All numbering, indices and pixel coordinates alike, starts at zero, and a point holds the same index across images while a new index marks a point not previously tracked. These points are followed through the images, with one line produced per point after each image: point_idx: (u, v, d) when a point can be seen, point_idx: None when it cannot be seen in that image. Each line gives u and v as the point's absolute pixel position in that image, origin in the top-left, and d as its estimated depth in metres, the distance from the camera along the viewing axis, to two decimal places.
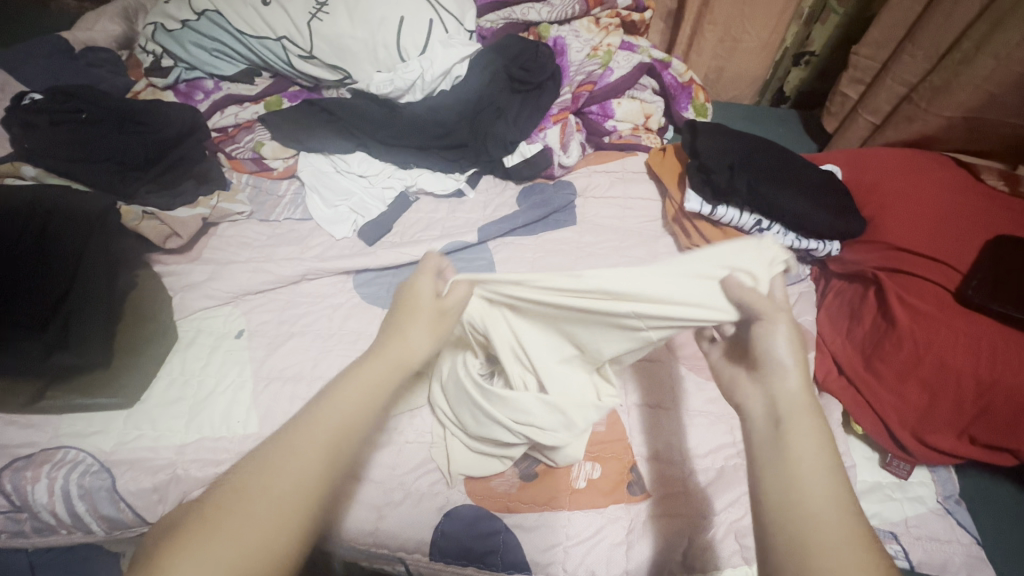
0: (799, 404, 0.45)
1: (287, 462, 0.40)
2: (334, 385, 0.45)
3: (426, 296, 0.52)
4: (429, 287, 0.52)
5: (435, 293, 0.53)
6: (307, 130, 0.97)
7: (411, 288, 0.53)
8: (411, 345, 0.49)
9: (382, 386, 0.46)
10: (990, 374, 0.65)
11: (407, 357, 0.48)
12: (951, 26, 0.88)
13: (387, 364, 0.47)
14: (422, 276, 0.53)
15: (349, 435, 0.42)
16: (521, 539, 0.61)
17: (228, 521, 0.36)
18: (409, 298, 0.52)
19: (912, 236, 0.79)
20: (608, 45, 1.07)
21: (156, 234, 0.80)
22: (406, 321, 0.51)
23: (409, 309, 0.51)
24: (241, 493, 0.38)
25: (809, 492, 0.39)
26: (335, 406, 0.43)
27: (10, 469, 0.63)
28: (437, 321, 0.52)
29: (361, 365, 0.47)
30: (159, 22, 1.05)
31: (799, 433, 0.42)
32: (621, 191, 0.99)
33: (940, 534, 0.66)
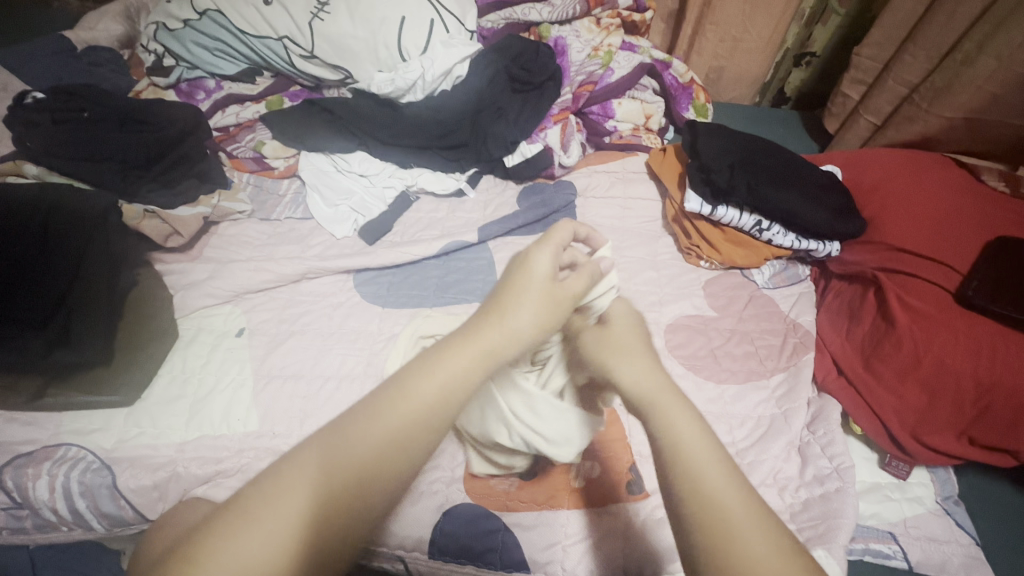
0: (657, 385, 0.45)
1: (341, 453, 0.41)
2: (412, 370, 0.44)
3: (541, 276, 0.48)
4: (546, 266, 0.49)
5: (551, 279, 0.48)
6: (309, 130, 0.98)
7: (529, 264, 0.49)
8: (507, 332, 0.46)
9: (464, 379, 0.44)
10: (990, 375, 0.65)
11: (499, 348, 0.46)
12: (952, 27, 0.88)
13: (476, 355, 0.45)
14: (545, 251, 0.50)
15: (411, 433, 0.42)
16: (520, 537, 0.61)
17: (276, 505, 0.38)
18: (522, 278, 0.48)
19: (912, 236, 0.79)
20: (608, 45, 1.07)
21: (157, 232, 0.81)
22: (511, 300, 0.47)
23: (518, 290, 0.48)
24: (293, 475, 0.40)
25: (709, 483, 0.39)
26: (407, 400, 0.43)
27: (10, 466, 0.63)
28: (544, 309, 0.47)
29: (449, 349, 0.45)
30: (162, 22, 1.06)
31: (669, 418, 0.42)
32: (621, 191, 0.99)
33: (939, 535, 0.66)
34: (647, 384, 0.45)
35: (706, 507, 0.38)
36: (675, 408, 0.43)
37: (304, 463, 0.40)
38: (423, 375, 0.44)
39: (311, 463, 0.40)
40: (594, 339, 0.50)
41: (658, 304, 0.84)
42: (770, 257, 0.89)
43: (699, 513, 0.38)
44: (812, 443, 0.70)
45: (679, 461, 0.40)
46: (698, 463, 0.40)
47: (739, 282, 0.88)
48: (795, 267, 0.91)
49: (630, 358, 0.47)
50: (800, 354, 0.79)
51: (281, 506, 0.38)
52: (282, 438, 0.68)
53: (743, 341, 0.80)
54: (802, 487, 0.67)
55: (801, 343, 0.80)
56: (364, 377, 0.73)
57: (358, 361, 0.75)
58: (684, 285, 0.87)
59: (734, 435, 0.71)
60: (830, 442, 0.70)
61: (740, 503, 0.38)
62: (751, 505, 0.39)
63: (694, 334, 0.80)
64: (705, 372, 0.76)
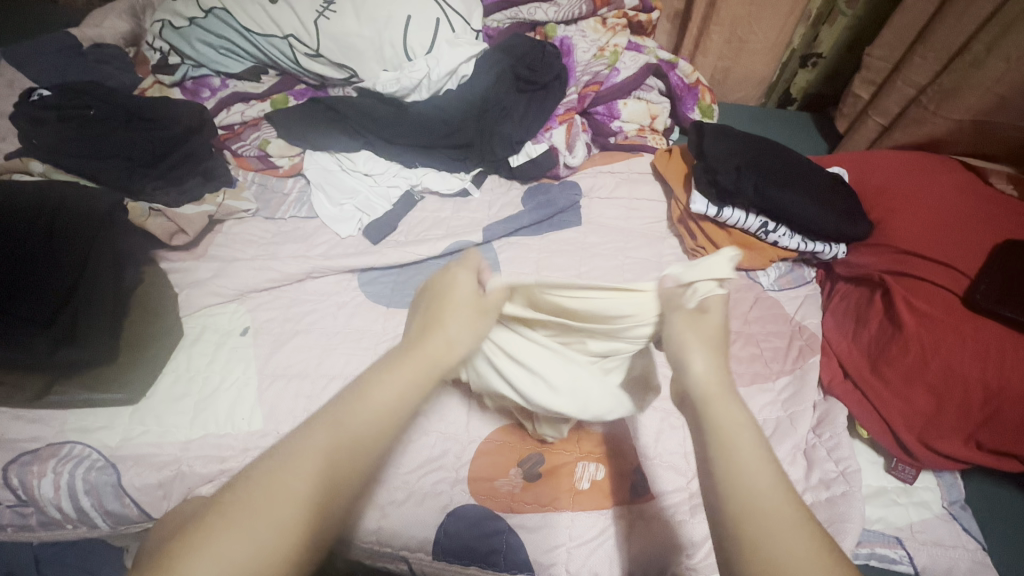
0: (715, 381, 0.45)
1: (316, 455, 0.40)
2: (365, 383, 0.44)
3: (466, 291, 0.51)
4: (469, 282, 0.52)
5: (477, 295, 0.51)
6: (313, 128, 0.97)
7: (452, 281, 0.52)
8: (443, 338, 0.48)
9: (410, 387, 0.45)
10: (998, 380, 0.65)
11: (440, 357, 0.48)
12: (961, 28, 0.88)
13: (421, 360, 0.47)
14: (463, 269, 0.53)
15: (374, 437, 0.42)
16: (524, 539, 0.61)
17: (265, 505, 0.37)
18: (449, 294, 0.51)
19: (921, 241, 0.78)
20: (614, 45, 1.07)
21: (162, 231, 0.81)
22: (447, 314, 0.50)
23: (448, 302, 0.51)
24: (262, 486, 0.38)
25: (754, 482, 0.39)
26: (362, 408, 0.43)
27: (15, 464, 0.63)
28: (472, 317, 0.50)
29: (400, 358, 0.46)
30: (167, 20, 1.06)
31: (724, 411, 0.43)
32: (627, 192, 0.99)
33: (945, 540, 0.66)
34: (714, 379, 0.45)
35: (747, 500, 0.38)
36: (731, 403, 0.44)
37: (276, 472, 0.39)
38: (384, 386, 0.44)
39: (280, 470, 0.39)
40: (686, 320, 0.50)
41: None
42: (776, 259, 0.88)
43: (741, 508, 0.38)
44: (818, 446, 0.70)
45: (727, 450, 0.40)
46: (745, 459, 0.40)
47: (744, 283, 0.88)
48: (800, 269, 0.91)
49: (704, 347, 0.47)
50: (805, 357, 0.79)
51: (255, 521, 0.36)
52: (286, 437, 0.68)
53: (748, 343, 0.80)
54: (808, 491, 0.66)
55: (806, 345, 0.80)
56: None
57: (362, 360, 0.75)
58: None
59: None
60: (836, 446, 0.69)
61: (782, 502, 0.38)
62: (794, 506, 0.38)
63: None
64: None
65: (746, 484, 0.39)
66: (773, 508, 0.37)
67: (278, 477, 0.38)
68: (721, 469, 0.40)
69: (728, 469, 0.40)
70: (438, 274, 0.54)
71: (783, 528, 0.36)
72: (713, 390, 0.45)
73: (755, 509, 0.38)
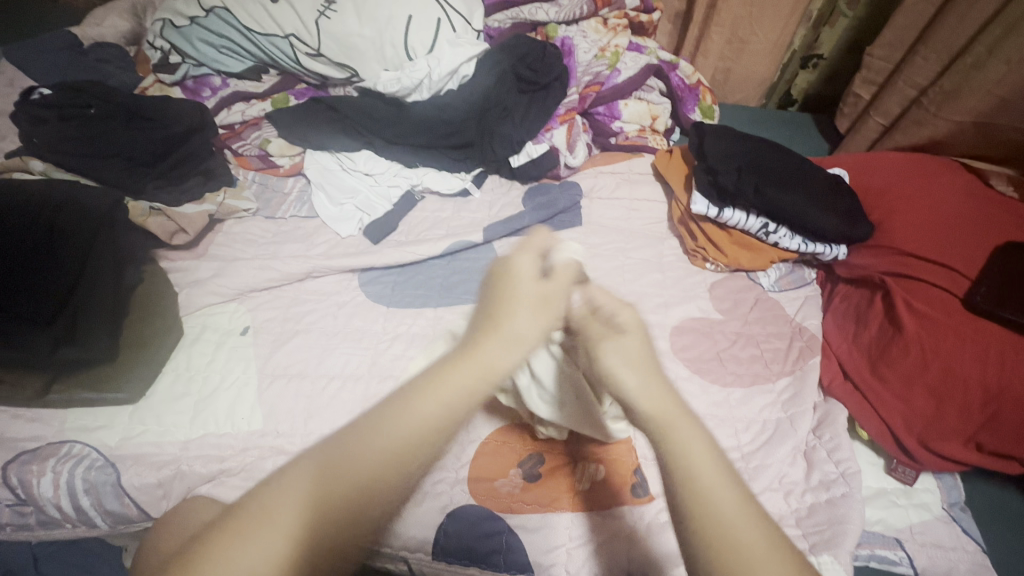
0: (672, 408, 0.43)
1: (344, 452, 0.39)
2: (416, 387, 0.43)
3: (527, 279, 0.50)
4: (530, 270, 0.51)
5: (538, 282, 0.51)
6: (314, 127, 0.97)
7: (513, 269, 0.51)
8: (503, 335, 0.46)
9: (461, 394, 0.42)
10: (998, 381, 0.65)
11: (497, 360, 0.45)
12: (963, 30, 0.88)
13: (478, 365, 0.44)
14: (524, 258, 0.52)
15: (410, 448, 0.40)
16: (524, 539, 0.61)
17: (271, 519, 0.37)
18: (510, 285, 0.50)
19: (920, 242, 0.78)
20: (615, 45, 1.07)
21: (162, 229, 0.81)
22: (510, 304, 0.48)
23: (509, 291, 0.50)
24: (287, 478, 0.39)
25: (719, 510, 0.38)
26: (405, 415, 0.41)
27: (15, 463, 0.63)
28: (535, 308, 0.49)
29: (449, 364, 0.44)
30: (168, 18, 1.05)
31: (681, 438, 0.42)
32: (627, 192, 0.99)
33: (945, 542, 0.65)
34: (658, 402, 0.44)
35: (712, 527, 0.38)
36: (686, 425, 0.42)
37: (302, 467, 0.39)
38: (419, 397, 0.42)
39: (308, 468, 0.39)
40: (613, 349, 0.47)
41: (663, 307, 0.83)
42: (776, 260, 0.88)
43: (713, 537, 0.38)
44: (818, 448, 0.70)
45: (689, 480, 0.40)
46: (712, 482, 0.40)
47: (744, 284, 0.88)
48: (800, 270, 0.91)
49: (648, 377, 0.45)
50: (805, 358, 0.78)
51: (272, 512, 0.37)
52: (286, 437, 0.68)
53: (748, 344, 0.80)
54: (808, 492, 0.66)
55: (807, 347, 0.80)
56: (369, 377, 0.73)
57: (362, 361, 0.74)
58: (690, 288, 0.87)
59: (739, 439, 0.70)
60: (836, 447, 0.69)
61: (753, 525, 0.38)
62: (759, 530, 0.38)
63: (700, 337, 0.80)
64: (712, 374, 0.76)
65: (712, 507, 0.39)
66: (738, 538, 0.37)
67: (299, 474, 0.39)
68: (686, 498, 0.39)
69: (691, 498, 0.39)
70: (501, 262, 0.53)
71: (756, 554, 0.37)
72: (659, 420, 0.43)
73: (724, 535, 0.37)
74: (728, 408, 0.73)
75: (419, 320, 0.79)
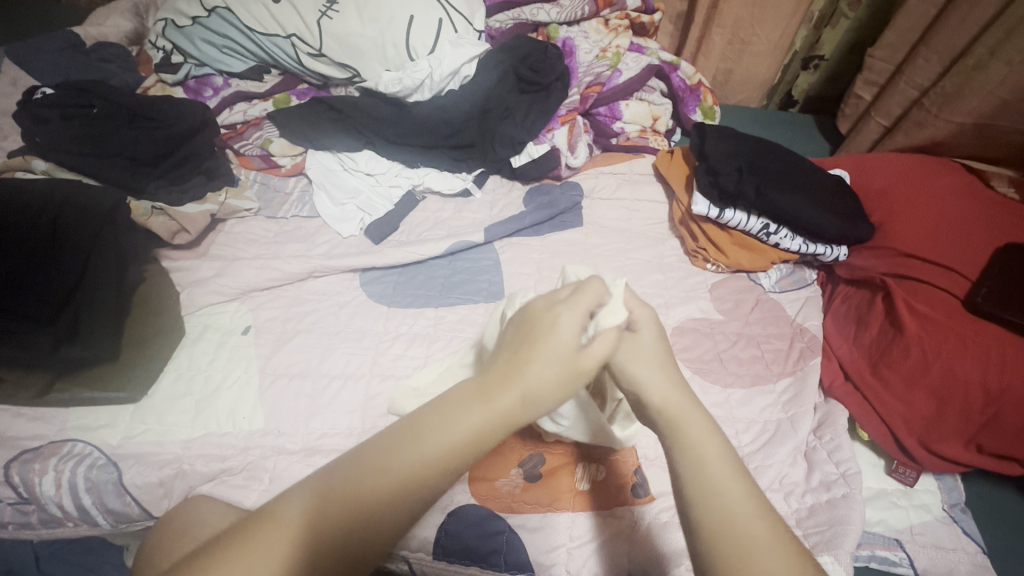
0: (685, 404, 0.45)
1: (348, 482, 0.41)
2: (425, 423, 0.43)
3: (567, 339, 0.45)
4: (572, 329, 0.45)
5: (576, 345, 0.45)
6: (316, 127, 0.97)
7: (555, 320, 0.46)
8: (524, 386, 0.43)
9: (473, 441, 0.42)
10: (999, 383, 0.65)
11: (516, 410, 0.43)
12: (964, 31, 0.88)
13: (496, 415, 0.43)
14: (574, 311, 0.46)
15: (418, 486, 0.41)
16: (524, 539, 0.61)
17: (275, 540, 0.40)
18: (545, 336, 0.45)
19: (921, 243, 0.79)
20: (617, 46, 1.08)
21: (164, 229, 0.81)
22: (537, 351, 0.44)
23: (542, 346, 0.44)
24: (291, 498, 0.42)
25: (727, 502, 0.40)
26: (410, 450, 0.42)
27: (17, 462, 0.63)
28: (562, 366, 0.44)
29: (466, 410, 0.43)
30: (170, 18, 1.05)
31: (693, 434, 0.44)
32: (628, 193, 0.99)
33: (945, 542, 0.65)
34: (672, 398, 0.45)
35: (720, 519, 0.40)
36: (697, 419, 0.44)
37: (303, 488, 0.42)
38: (430, 441, 0.42)
39: (311, 493, 0.42)
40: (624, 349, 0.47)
41: (664, 307, 0.83)
42: (777, 260, 0.88)
43: (716, 522, 0.40)
44: (818, 448, 0.70)
45: (699, 473, 0.42)
46: (718, 472, 0.42)
47: (745, 285, 0.88)
48: (801, 271, 0.91)
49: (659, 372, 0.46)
50: (806, 359, 0.79)
51: (276, 531, 0.40)
52: (287, 437, 0.68)
53: (749, 345, 0.80)
54: (808, 493, 0.67)
55: (807, 347, 0.80)
56: (370, 377, 0.73)
57: (364, 361, 0.75)
58: (690, 288, 0.87)
59: (739, 440, 0.71)
60: (837, 448, 0.69)
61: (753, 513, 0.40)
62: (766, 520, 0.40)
63: (701, 338, 0.80)
64: (713, 375, 0.76)
65: (720, 501, 0.40)
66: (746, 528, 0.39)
67: (303, 495, 0.42)
68: (694, 492, 0.41)
69: (700, 492, 0.41)
70: (543, 305, 0.48)
71: (757, 540, 0.39)
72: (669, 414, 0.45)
73: (725, 521, 0.40)
74: (728, 409, 0.73)
75: (420, 320, 0.79)
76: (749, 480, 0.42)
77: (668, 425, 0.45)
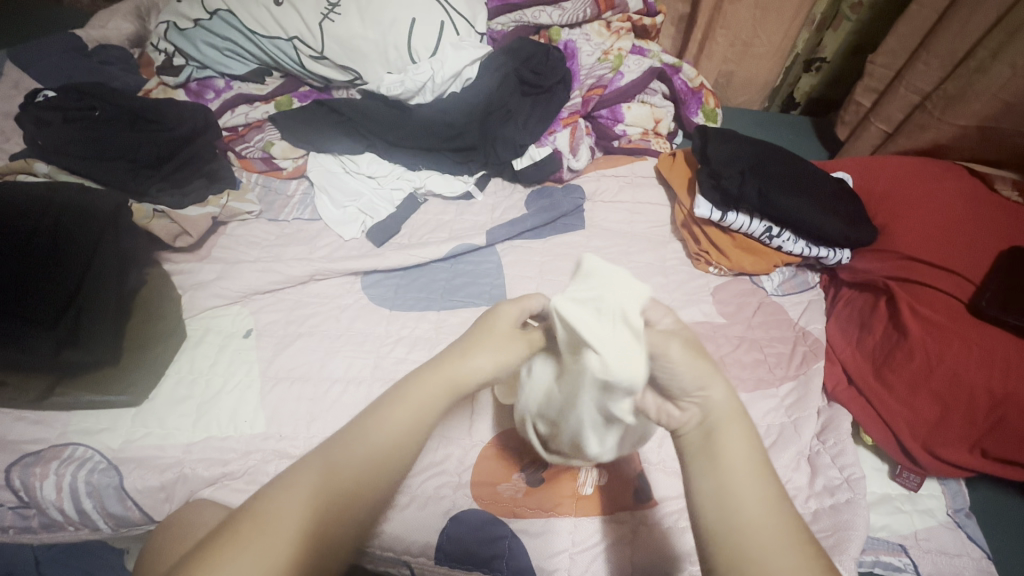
0: (727, 411, 0.46)
1: (338, 465, 0.45)
2: (387, 406, 0.49)
3: (504, 322, 0.55)
4: (510, 316, 0.56)
5: (512, 327, 0.55)
6: (317, 130, 0.97)
7: (494, 313, 0.56)
8: (469, 368, 0.52)
9: (430, 403, 0.50)
10: (1004, 387, 0.65)
11: (464, 378, 0.51)
12: (967, 34, 0.87)
13: (442, 381, 0.51)
14: (508, 305, 0.57)
15: (390, 463, 0.47)
16: (527, 544, 0.61)
17: (270, 529, 0.41)
18: (486, 325, 0.55)
19: (925, 246, 0.78)
20: (619, 49, 1.07)
21: (166, 233, 0.81)
22: (479, 343, 0.53)
23: (486, 331, 0.54)
24: (284, 497, 0.43)
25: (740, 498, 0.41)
26: (375, 430, 0.47)
27: (18, 466, 0.63)
28: (504, 347, 0.54)
29: (415, 382, 0.50)
30: (172, 21, 1.06)
31: (727, 437, 0.44)
32: (630, 195, 0.99)
33: (950, 548, 0.65)
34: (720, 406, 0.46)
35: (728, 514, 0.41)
36: (732, 431, 0.45)
37: (298, 491, 0.43)
38: (392, 413, 0.48)
39: (298, 485, 0.44)
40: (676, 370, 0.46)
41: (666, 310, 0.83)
42: (779, 264, 0.88)
43: (719, 513, 0.41)
44: (822, 453, 0.70)
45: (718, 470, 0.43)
46: (736, 472, 0.42)
47: (748, 288, 0.88)
48: (804, 274, 0.90)
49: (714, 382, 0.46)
50: (809, 363, 0.78)
51: (274, 532, 0.41)
52: (289, 440, 0.67)
53: (752, 348, 0.80)
54: (812, 497, 0.66)
55: (810, 351, 0.80)
56: (372, 380, 0.73)
57: (365, 364, 0.74)
58: (692, 292, 0.87)
59: None
60: (841, 452, 0.69)
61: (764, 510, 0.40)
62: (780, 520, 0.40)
63: (704, 341, 0.80)
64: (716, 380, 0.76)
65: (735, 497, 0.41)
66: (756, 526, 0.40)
67: (296, 497, 0.43)
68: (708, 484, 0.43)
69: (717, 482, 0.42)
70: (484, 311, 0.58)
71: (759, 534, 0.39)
72: (700, 434, 0.46)
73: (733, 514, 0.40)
74: None
75: (422, 322, 0.79)
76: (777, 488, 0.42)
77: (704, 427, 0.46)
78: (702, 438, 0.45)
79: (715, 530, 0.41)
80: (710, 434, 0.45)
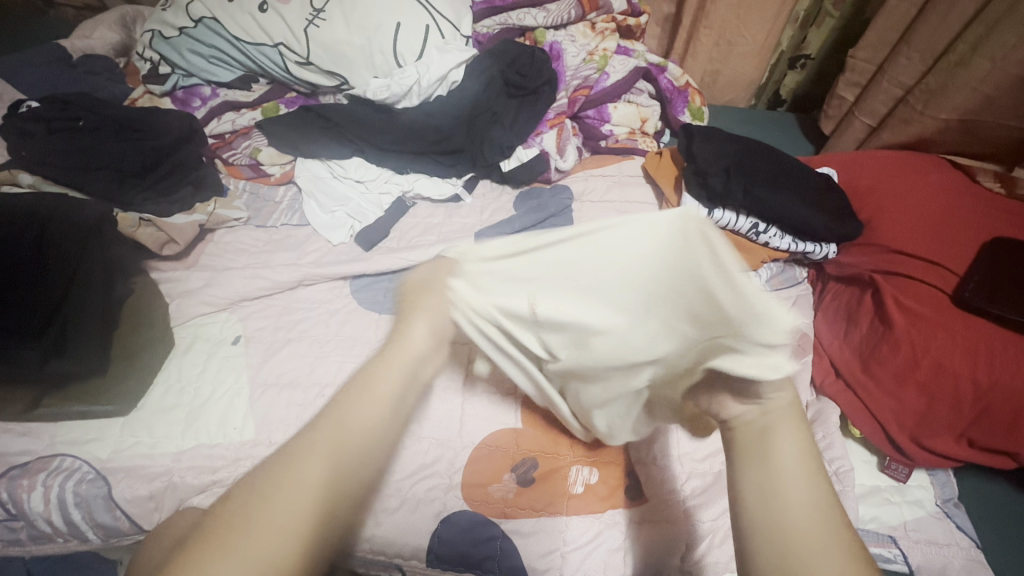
0: (787, 408, 0.43)
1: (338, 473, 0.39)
2: (341, 398, 0.42)
3: (426, 286, 0.50)
4: (425, 276, 0.51)
5: (440, 287, 0.50)
6: (304, 136, 0.97)
7: (410, 284, 0.50)
8: (414, 341, 0.46)
9: (395, 393, 0.43)
10: (988, 377, 0.65)
11: (414, 353, 0.46)
12: (945, 30, 0.88)
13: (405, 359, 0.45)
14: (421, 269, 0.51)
15: (364, 459, 0.41)
16: (518, 545, 0.61)
17: (247, 541, 0.36)
18: (409, 293, 0.49)
19: (908, 237, 0.79)
20: (603, 49, 1.08)
21: (153, 241, 0.81)
22: (405, 313, 0.48)
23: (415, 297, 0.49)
24: (265, 521, 0.37)
25: (789, 496, 0.39)
26: (345, 427, 0.40)
27: (6, 478, 0.63)
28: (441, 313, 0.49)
29: (375, 366, 0.44)
30: (157, 30, 1.06)
31: (782, 436, 0.42)
32: (618, 195, 0.98)
33: (938, 538, 0.66)
34: (779, 402, 0.44)
35: (771, 509, 0.39)
36: (786, 431, 0.42)
37: (284, 505, 0.37)
38: (364, 406, 0.41)
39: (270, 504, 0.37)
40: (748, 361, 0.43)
41: None
42: (767, 259, 0.88)
43: (760, 506, 0.40)
44: None
45: (765, 463, 0.41)
46: (786, 467, 0.40)
47: None
48: (792, 269, 0.91)
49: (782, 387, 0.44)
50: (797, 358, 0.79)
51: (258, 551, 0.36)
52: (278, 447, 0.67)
53: None
54: None
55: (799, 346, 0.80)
56: None
57: (354, 367, 0.74)
58: None
59: None
60: (828, 446, 0.70)
61: (812, 508, 0.39)
62: (831, 521, 0.39)
63: None
64: None
65: (781, 494, 0.39)
66: (802, 525, 0.38)
67: (287, 512, 0.37)
68: (752, 474, 0.41)
69: (762, 474, 0.41)
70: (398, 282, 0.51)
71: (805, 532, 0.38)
72: (753, 429, 0.44)
73: (780, 512, 0.39)
74: None
75: None
76: (828, 489, 0.40)
77: (754, 428, 0.43)
78: (756, 434, 0.43)
79: (756, 521, 0.39)
80: (764, 431, 0.43)
